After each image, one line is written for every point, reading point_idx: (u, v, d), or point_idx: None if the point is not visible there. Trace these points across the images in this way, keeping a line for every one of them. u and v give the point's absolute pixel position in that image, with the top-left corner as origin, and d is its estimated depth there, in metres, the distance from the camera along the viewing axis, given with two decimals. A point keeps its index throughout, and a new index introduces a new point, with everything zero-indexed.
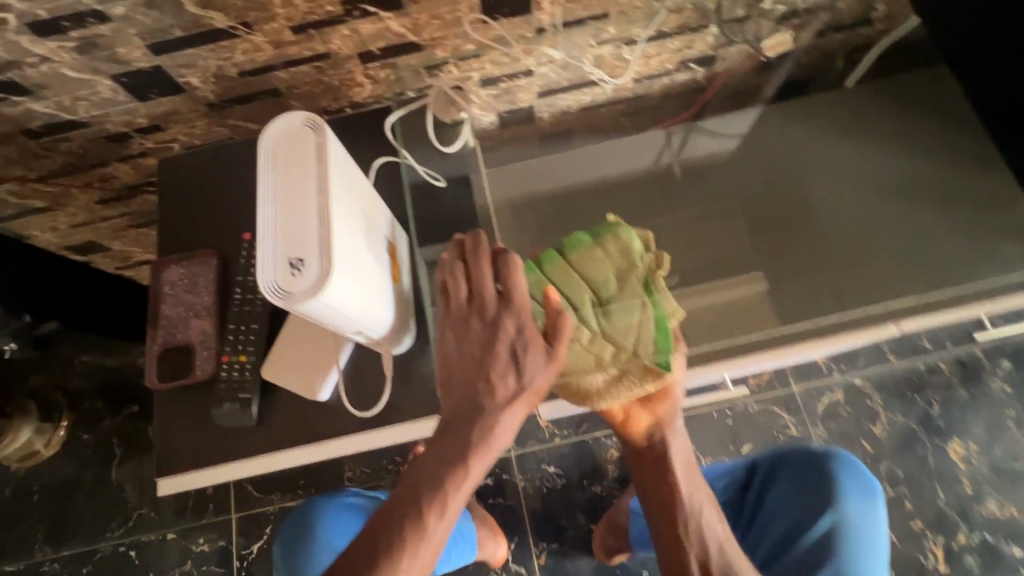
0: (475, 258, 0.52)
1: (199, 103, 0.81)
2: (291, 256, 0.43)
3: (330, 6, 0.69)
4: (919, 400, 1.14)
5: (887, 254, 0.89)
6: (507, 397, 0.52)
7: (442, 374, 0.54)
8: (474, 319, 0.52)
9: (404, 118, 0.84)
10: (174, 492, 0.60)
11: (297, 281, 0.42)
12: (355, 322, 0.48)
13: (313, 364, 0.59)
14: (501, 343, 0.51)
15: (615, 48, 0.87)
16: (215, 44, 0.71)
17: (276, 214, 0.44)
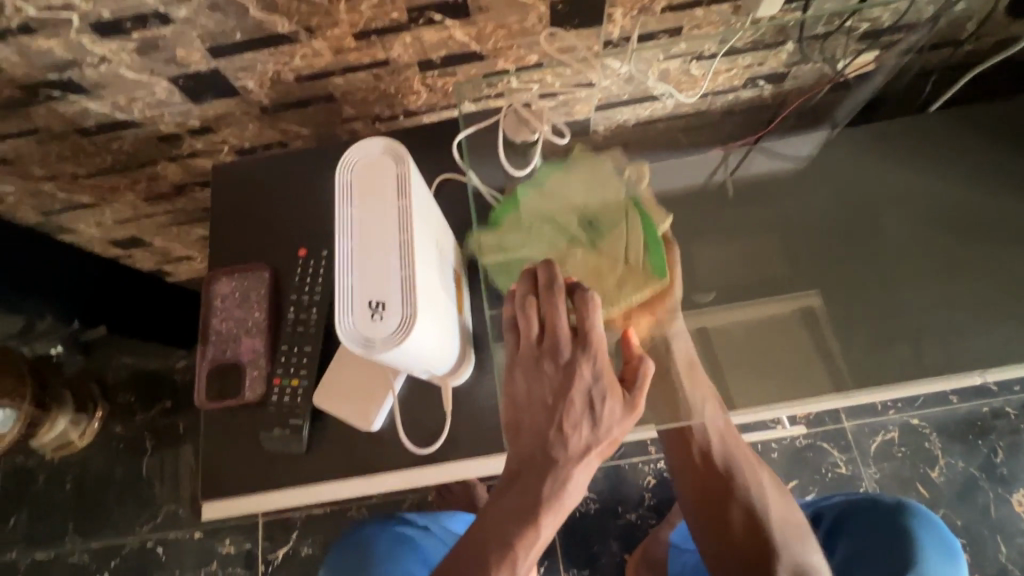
0: (548, 295, 0.49)
1: (253, 107, 0.79)
2: (371, 298, 0.40)
3: (396, 13, 0.66)
4: (982, 446, 1.07)
5: (964, 300, 0.86)
6: (580, 449, 0.49)
7: (510, 419, 0.50)
8: (547, 361, 0.49)
9: (473, 136, 0.80)
10: (219, 515, 0.58)
11: (378, 326, 0.40)
12: (427, 362, 0.46)
13: (366, 392, 0.57)
14: (576, 391, 0.48)
15: (683, 63, 0.82)
16: (275, 49, 0.69)
17: (356, 250, 0.41)
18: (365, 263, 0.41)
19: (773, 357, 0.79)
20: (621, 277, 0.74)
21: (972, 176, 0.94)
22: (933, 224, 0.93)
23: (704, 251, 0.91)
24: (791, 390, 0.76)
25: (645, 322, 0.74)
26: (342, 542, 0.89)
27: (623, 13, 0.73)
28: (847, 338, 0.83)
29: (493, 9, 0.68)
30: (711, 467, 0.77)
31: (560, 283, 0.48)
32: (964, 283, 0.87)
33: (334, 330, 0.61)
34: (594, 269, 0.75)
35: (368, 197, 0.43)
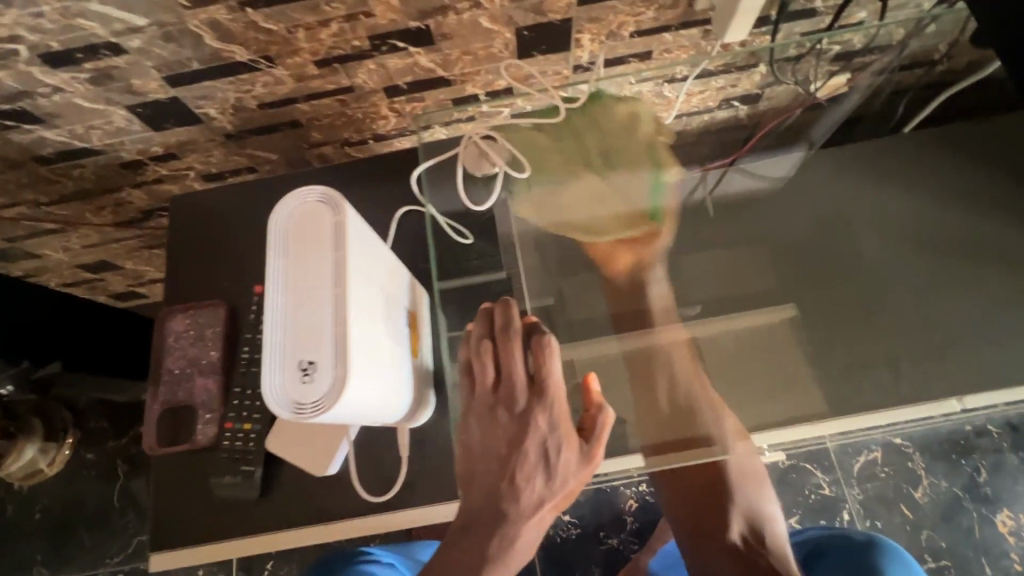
0: (505, 342, 0.48)
1: (217, 133, 0.77)
2: (302, 359, 0.38)
3: (357, 41, 0.65)
4: (965, 464, 1.06)
5: (948, 322, 0.84)
6: (534, 499, 0.49)
7: (463, 468, 0.49)
8: (502, 410, 0.48)
9: (432, 168, 0.78)
10: (169, 568, 0.56)
11: (310, 390, 0.38)
12: (374, 415, 0.44)
13: (319, 438, 0.56)
14: (531, 441, 0.47)
15: (655, 85, 0.79)
16: (235, 77, 0.68)
17: (287, 305, 0.39)
18: (297, 321, 0.39)
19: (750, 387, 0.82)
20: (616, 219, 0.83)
21: (948, 196, 0.93)
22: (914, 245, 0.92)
23: (680, 273, 0.91)
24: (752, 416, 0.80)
25: (625, 260, 0.86)
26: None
27: (590, 38, 0.72)
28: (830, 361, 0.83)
29: (457, 36, 0.67)
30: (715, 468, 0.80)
31: (516, 330, 0.47)
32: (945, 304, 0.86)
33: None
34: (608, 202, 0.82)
35: (303, 248, 0.41)
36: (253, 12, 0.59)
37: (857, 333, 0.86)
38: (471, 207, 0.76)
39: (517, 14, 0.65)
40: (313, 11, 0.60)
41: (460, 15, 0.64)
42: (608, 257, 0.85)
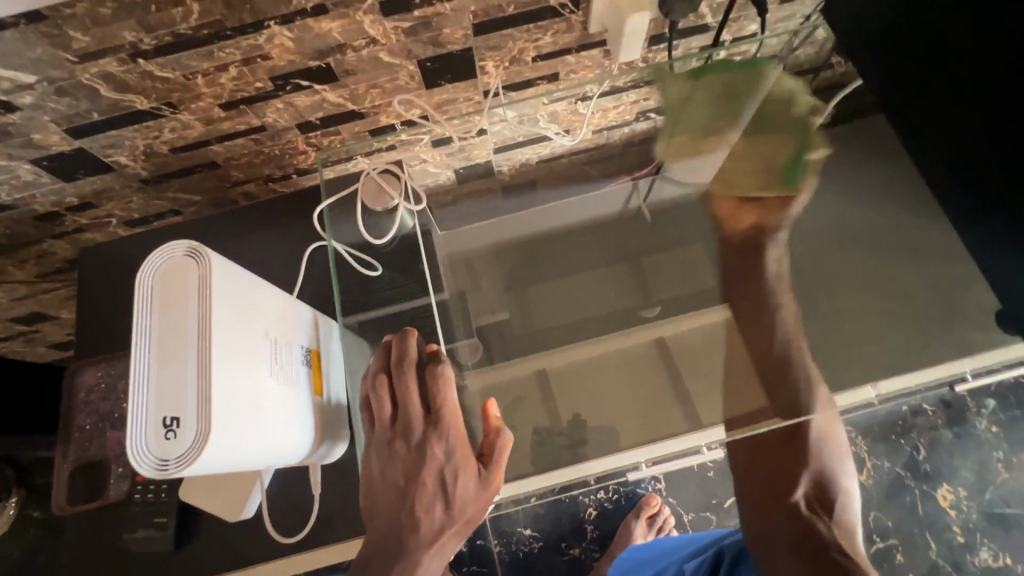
0: (400, 378, 0.53)
1: (132, 179, 0.77)
2: (164, 416, 0.38)
3: (259, 82, 0.66)
4: (904, 444, 1.10)
5: (856, 328, 0.90)
6: (434, 529, 0.53)
7: (369, 499, 0.54)
8: (400, 442, 0.52)
9: (333, 205, 0.80)
10: None
11: (172, 447, 0.38)
12: (264, 459, 0.44)
13: (233, 485, 0.59)
14: (428, 471, 0.52)
15: (569, 104, 0.83)
16: (139, 125, 0.68)
17: (154, 360, 0.39)
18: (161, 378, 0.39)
19: (688, 385, 0.92)
20: (752, 173, 0.94)
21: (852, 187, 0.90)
22: (840, 244, 0.95)
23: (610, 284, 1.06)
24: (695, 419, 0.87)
25: (751, 219, 0.98)
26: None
27: (494, 64, 0.74)
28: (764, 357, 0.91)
29: (361, 72, 0.68)
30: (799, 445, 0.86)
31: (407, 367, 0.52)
32: (857, 307, 0.92)
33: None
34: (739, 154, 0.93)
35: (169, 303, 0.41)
36: (145, 63, 0.59)
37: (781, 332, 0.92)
38: (374, 241, 0.80)
39: (416, 47, 0.67)
40: (207, 58, 0.60)
41: (359, 53, 0.65)
42: (731, 216, 1.00)
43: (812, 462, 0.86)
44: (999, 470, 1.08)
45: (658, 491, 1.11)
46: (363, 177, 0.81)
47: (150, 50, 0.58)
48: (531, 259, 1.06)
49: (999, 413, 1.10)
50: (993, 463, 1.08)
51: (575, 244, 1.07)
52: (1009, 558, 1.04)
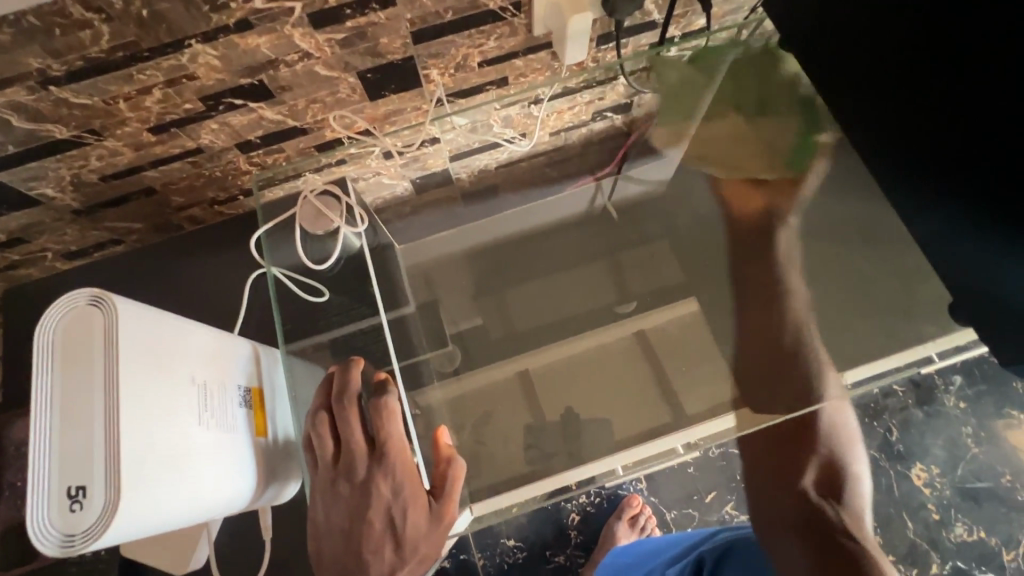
0: (343, 415, 0.56)
1: (63, 211, 0.72)
2: (71, 486, 0.38)
3: (188, 104, 0.62)
4: (877, 426, 1.11)
5: (831, 322, 0.85)
6: (385, 565, 0.55)
7: (316, 536, 0.56)
8: (343, 481, 0.55)
9: (272, 228, 0.78)
10: None
11: (82, 518, 0.37)
12: (181, 520, 0.44)
13: (180, 542, 0.68)
14: (375, 507, 0.54)
15: (522, 107, 0.81)
16: (62, 154, 0.63)
17: (56, 426, 0.38)
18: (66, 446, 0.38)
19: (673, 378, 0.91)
20: (755, 155, 0.88)
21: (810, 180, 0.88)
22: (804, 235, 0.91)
23: (580, 279, 1.01)
24: (674, 410, 0.88)
25: (757, 203, 0.92)
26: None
27: (439, 71, 0.71)
28: (741, 353, 0.89)
29: (297, 87, 0.65)
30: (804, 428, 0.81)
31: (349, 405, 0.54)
32: (830, 307, 0.86)
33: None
34: (742, 136, 0.88)
35: (72, 364, 0.40)
36: (58, 90, 0.55)
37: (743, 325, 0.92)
38: (315, 267, 0.77)
39: (354, 59, 0.64)
40: (127, 81, 0.57)
41: (293, 67, 0.62)
42: (736, 197, 0.94)
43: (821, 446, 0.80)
44: (969, 444, 1.10)
45: (639, 491, 1.10)
46: (300, 200, 0.77)
47: (61, 77, 0.54)
48: (499, 264, 1.01)
49: (966, 389, 1.12)
50: (963, 439, 1.10)
51: (543, 245, 1.02)
52: (984, 531, 1.05)
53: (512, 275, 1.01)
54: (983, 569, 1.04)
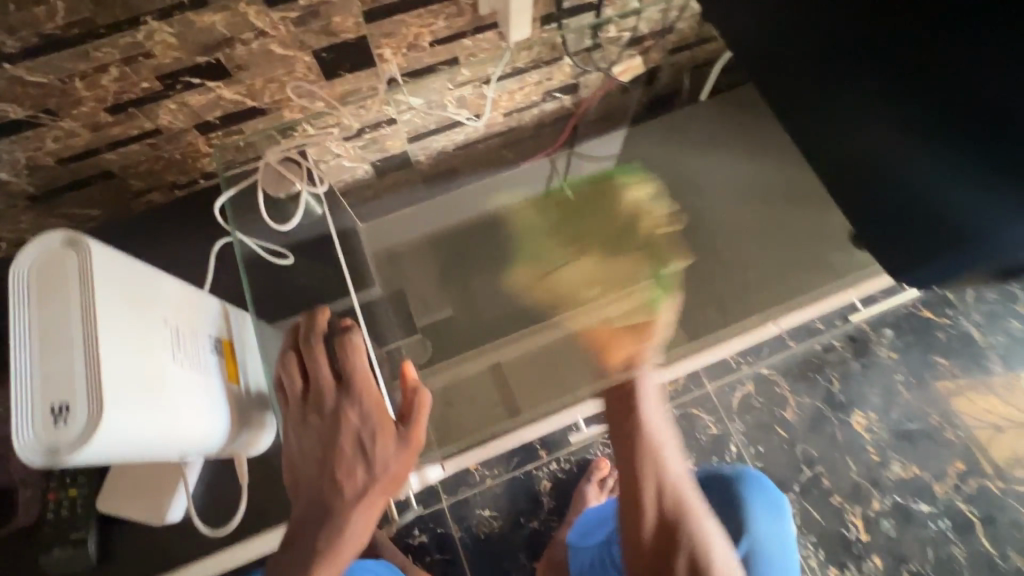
0: (312, 352, 0.59)
1: (18, 196, 0.72)
2: (57, 406, 0.39)
3: (145, 83, 0.64)
4: (819, 379, 1.20)
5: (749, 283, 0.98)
6: (357, 487, 0.58)
7: (290, 472, 0.59)
8: (315, 412, 0.58)
9: (236, 196, 0.81)
10: None
11: (66, 433, 0.39)
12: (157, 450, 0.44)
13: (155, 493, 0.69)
14: (344, 434, 0.57)
15: (474, 88, 0.86)
16: (17, 135, 0.64)
17: (37, 342, 0.39)
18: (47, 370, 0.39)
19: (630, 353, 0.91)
20: (636, 296, 0.93)
21: (742, 154, 1.02)
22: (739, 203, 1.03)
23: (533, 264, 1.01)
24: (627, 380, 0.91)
25: (626, 351, 0.86)
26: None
27: (392, 51, 0.74)
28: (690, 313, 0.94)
29: (253, 66, 0.68)
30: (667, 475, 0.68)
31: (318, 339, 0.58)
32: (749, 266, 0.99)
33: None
34: (595, 269, 0.96)
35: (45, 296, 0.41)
36: (13, 67, 0.56)
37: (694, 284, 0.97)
38: (281, 228, 0.82)
39: (308, 38, 0.67)
40: (83, 59, 0.58)
41: (249, 46, 0.65)
42: (610, 345, 0.87)
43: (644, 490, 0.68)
44: (902, 391, 1.20)
45: (606, 454, 1.16)
46: (262, 167, 0.81)
47: (16, 54, 0.55)
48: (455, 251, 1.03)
49: (897, 341, 1.23)
50: (896, 385, 1.20)
51: (498, 230, 1.03)
52: (918, 468, 1.14)
53: (467, 262, 1.03)
54: (919, 502, 1.12)
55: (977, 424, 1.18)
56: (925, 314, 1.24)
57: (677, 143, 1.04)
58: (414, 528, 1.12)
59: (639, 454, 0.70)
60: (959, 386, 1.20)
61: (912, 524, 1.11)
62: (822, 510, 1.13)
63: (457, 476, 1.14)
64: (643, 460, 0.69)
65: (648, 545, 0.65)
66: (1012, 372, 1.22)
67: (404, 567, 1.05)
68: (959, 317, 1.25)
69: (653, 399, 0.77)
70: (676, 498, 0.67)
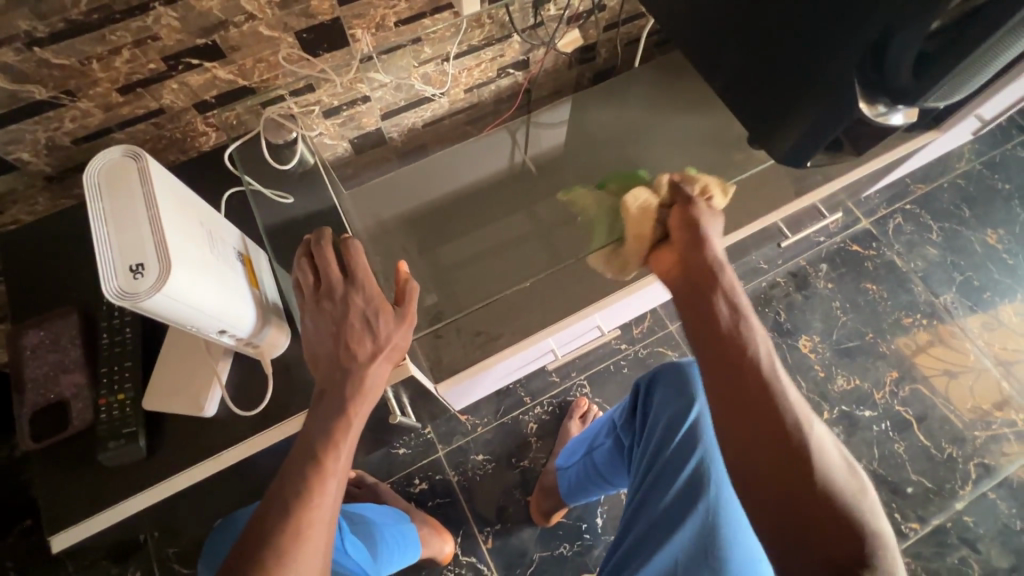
0: (319, 251, 0.63)
1: (36, 177, 0.81)
2: (132, 266, 0.44)
3: (152, 64, 0.74)
4: (769, 312, 1.34)
5: None
6: (368, 356, 0.60)
7: (309, 353, 0.62)
8: (325, 299, 0.62)
9: (242, 146, 0.87)
10: (77, 540, 0.62)
11: (140, 284, 0.44)
12: (202, 320, 0.51)
13: (192, 384, 0.64)
14: (353, 315, 0.61)
15: (436, 65, 0.98)
16: (40, 116, 0.74)
17: (110, 216, 0.45)
18: (121, 246, 0.45)
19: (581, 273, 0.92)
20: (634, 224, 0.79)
21: (676, 106, 1.12)
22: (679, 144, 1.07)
23: (501, 223, 1.05)
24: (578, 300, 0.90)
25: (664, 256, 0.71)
26: (220, 524, 0.85)
27: (362, 30, 0.85)
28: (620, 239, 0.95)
29: (244, 46, 0.78)
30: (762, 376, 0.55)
31: (325, 236, 0.63)
32: None
33: (153, 336, 0.68)
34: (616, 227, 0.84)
35: (114, 195, 0.46)
36: (41, 51, 0.66)
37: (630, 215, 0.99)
38: (279, 165, 0.85)
39: (290, 20, 0.77)
40: (100, 42, 0.69)
41: (240, 28, 0.75)
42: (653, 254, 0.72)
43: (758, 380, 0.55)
44: (839, 315, 1.35)
45: (585, 395, 1.27)
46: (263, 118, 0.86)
47: (45, 38, 0.65)
48: (433, 219, 1.06)
49: (832, 273, 1.38)
50: (834, 310, 1.35)
51: (470, 197, 1.10)
52: (859, 379, 1.29)
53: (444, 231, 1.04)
54: (862, 408, 1.27)
55: (906, 339, 1.34)
56: (853, 248, 1.41)
57: (620, 107, 1.17)
58: (415, 477, 1.21)
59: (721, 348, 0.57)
60: (888, 307, 1.36)
61: (857, 428, 1.25)
62: None
63: (451, 427, 1.24)
64: (727, 352, 0.57)
65: (743, 438, 0.53)
66: (933, 292, 1.38)
67: (409, 510, 1.14)
68: (883, 249, 1.41)
69: (732, 289, 0.62)
70: (770, 388, 0.55)
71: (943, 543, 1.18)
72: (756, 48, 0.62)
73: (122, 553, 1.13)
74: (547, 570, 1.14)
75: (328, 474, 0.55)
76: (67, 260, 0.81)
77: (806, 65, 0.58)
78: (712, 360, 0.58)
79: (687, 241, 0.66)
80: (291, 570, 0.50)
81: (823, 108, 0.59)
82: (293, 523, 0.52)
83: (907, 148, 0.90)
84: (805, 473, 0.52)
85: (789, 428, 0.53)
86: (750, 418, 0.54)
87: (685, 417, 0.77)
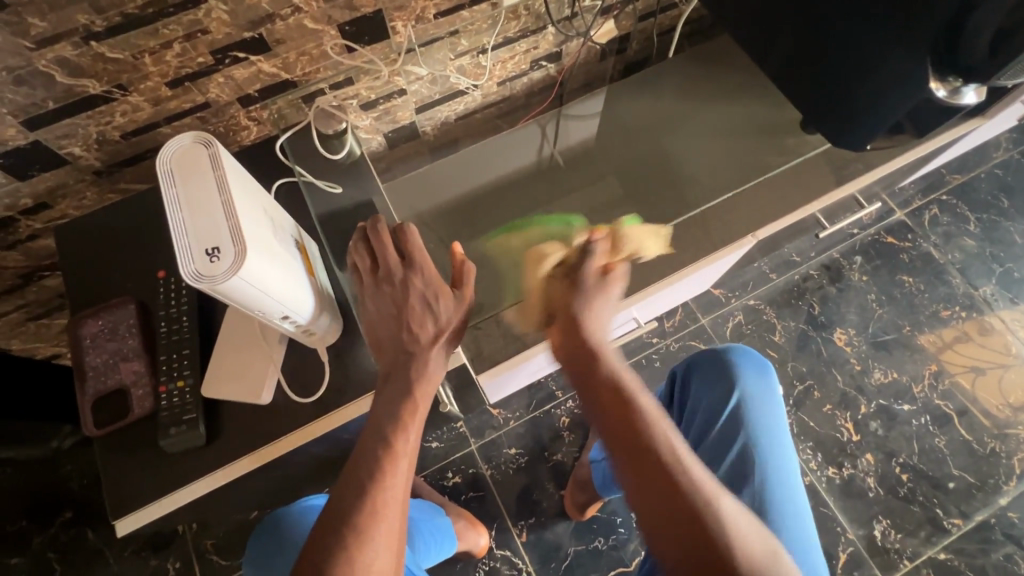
0: (378, 237, 0.65)
1: (86, 172, 0.82)
2: (208, 248, 0.46)
3: (201, 57, 0.75)
4: (802, 305, 1.33)
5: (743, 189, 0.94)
6: (431, 337, 0.62)
7: (371, 336, 0.64)
8: (385, 283, 0.63)
9: (292, 137, 0.89)
10: (139, 524, 0.63)
11: (217, 266, 0.46)
12: (271, 305, 0.52)
13: (250, 373, 0.66)
14: (414, 297, 0.62)
15: (472, 58, 0.98)
16: (92, 110, 0.75)
17: (184, 198, 0.47)
18: (196, 229, 0.47)
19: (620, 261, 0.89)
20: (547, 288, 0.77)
21: (713, 94, 1.10)
22: (715, 133, 1.06)
23: (532, 216, 1.03)
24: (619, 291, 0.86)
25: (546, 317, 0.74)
26: (269, 517, 0.82)
27: (402, 23, 0.85)
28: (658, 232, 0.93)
29: (289, 40, 0.78)
30: (658, 449, 0.56)
31: (383, 222, 0.64)
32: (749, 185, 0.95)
33: (209, 324, 0.69)
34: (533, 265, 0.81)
35: (186, 181, 0.49)
36: (97, 45, 0.67)
37: (669, 205, 0.97)
38: (330, 157, 0.87)
39: (335, 12, 0.77)
40: (153, 36, 0.69)
41: (286, 20, 0.75)
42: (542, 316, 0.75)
43: (660, 450, 0.56)
44: (875, 308, 1.33)
45: None
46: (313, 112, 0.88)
47: (101, 33, 0.66)
48: (465, 211, 1.05)
49: (867, 266, 1.36)
50: (870, 303, 1.33)
51: (501, 191, 1.08)
52: (896, 372, 1.27)
53: (475, 223, 1.02)
54: (901, 402, 1.25)
55: (945, 334, 1.31)
56: (888, 240, 1.38)
57: (653, 96, 1.15)
58: (448, 471, 1.21)
59: (619, 428, 0.58)
60: (925, 300, 1.34)
61: (896, 422, 1.23)
62: (817, 419, 1.24)
63: (483, 421, 1.24)
64: (620, 416, 0.59)
65: (657, 518, 0.53)
66: (971, 284, 1.35)
67: (444, 503, 1.14)
68: (919, 240, 1.38)
69: (619, 362, 0.65)
70: (674, 464, 0.55)
71: (987, 539, 1.15)
72: (812, 30, 0.62)
73: (161, 545, 1.14)
74: (582, 564, 1.14)
75: (398, 454, 0.56)
76: (115, 253, 0.82)
77: (864, 49, 0.58)
78: (618, 433, 0.58)
79: (564, 330, 0.69)
80: (370, 548, 0.51)
81: (886, 88, 0.59)
82: (370, 501, 0.53)
83: (955, 135, 0.89)
84: (724, 560, 0.51)
85: (698, 501, 0.53)
86: (657, 488, 0.54)
87: (725, 405, 0.81)
